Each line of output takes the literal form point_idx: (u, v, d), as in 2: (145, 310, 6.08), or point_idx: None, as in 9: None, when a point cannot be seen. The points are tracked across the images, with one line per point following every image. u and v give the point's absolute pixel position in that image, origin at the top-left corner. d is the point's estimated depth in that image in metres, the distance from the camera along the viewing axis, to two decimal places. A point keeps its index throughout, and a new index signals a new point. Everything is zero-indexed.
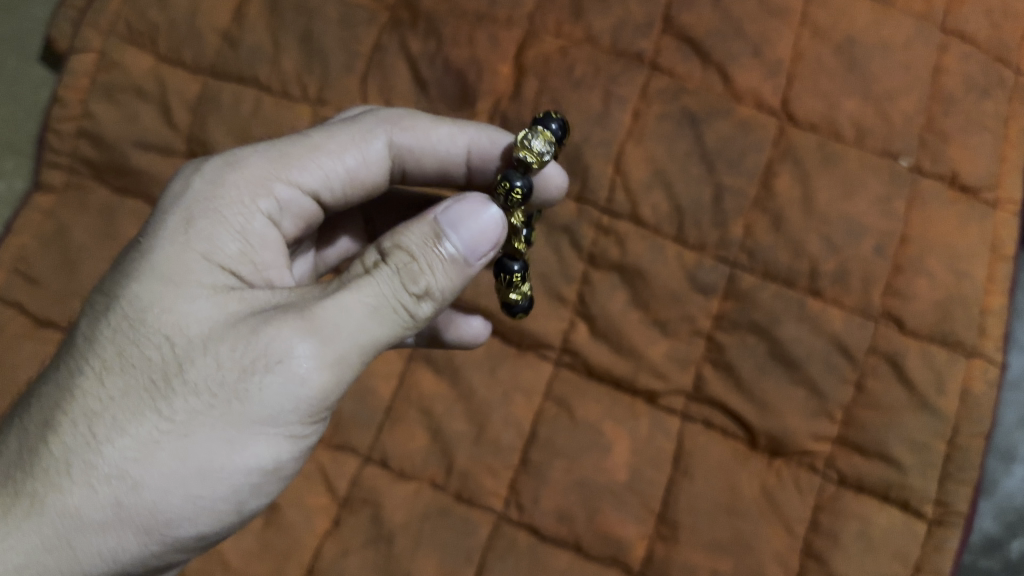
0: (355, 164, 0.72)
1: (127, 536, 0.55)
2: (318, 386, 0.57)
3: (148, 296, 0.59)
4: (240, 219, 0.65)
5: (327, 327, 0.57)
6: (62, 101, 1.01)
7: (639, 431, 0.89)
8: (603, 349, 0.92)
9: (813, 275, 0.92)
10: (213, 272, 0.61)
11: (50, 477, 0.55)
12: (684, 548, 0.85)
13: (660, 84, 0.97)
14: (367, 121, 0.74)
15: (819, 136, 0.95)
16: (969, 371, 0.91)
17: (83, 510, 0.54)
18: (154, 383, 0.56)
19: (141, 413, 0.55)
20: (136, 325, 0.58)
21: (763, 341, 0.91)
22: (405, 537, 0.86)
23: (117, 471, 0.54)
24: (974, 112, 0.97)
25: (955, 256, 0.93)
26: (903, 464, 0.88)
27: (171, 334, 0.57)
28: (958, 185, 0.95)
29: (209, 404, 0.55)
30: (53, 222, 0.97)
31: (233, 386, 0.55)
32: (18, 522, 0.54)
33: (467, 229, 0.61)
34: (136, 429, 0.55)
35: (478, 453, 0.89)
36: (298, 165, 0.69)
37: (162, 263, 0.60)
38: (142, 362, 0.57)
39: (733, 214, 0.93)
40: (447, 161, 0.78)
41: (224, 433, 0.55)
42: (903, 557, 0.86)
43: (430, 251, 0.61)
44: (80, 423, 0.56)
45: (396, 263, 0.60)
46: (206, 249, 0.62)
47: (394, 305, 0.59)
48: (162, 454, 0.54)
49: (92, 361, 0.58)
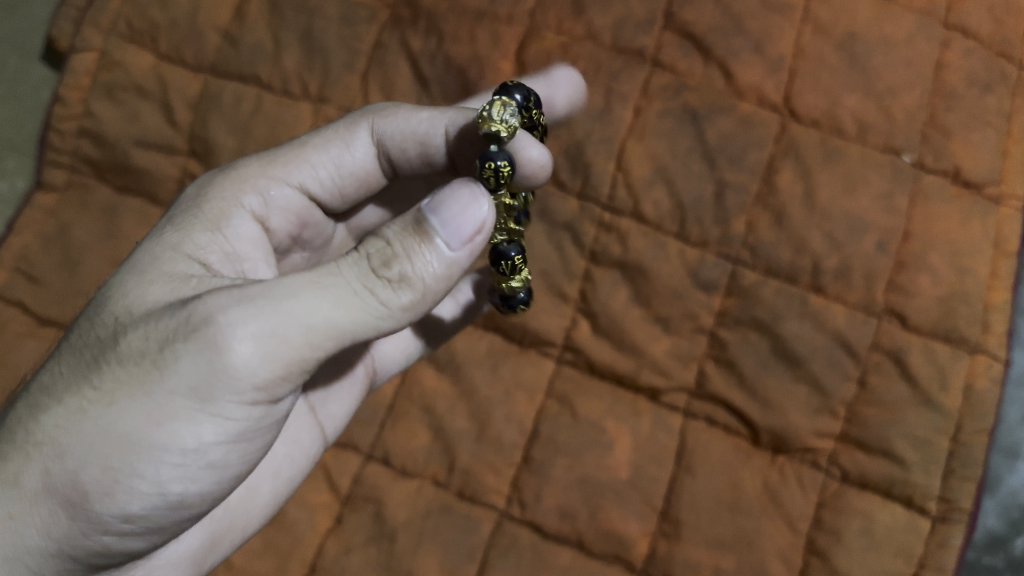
0: (336, 154, 0.76)
1: (55, 503, 0.56)
2: (240, 359, 0.54)
3: (115, 282, 0.62)
4: (218, 212, 0.69)
5: (255, 298, 0.55)
6: (63, 100, 1.01)
7: (641, 428, 0.89)
8: (605, 347, 0.92)
9: (815, 272, 0.92)
10: (181, 260, 0.63)
11: (4, 444, 0.58)
12: (686, 545, 0.85)
13: (661, 81, 0.97)
14: (349, 119, 0.77)
15: (820, 132, 0.95)
16: (972, 367, 0.91)
17: (20, 475, 0.56)
18: (96, 357, 0.57)
19: (79, 386, 0.57)
20: (100, 308, 0.61)
21: (765, 338, 0.91)
22: (407, 535, 0.86)
23: (51, 439, 0.56)
24: (976, 108, 0.97)
25: (957, 252, 0.93)
26: (907, 460, 0.88)
27: (120, 313, 0.59)
28: (961, 180, 0.95)
29: (132, 373, 0.55)
30: (54, 221, 0.97)
31: (153, 355, 0.55)
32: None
33: (450, 210, 0.59)
34: (72, 399, 0.56)
35: (480, 451, 0.89)
36: (283, 162, 0.74)
37: (133, 254, 0.64)
38: (92, 341, 0.59)
39: (735, 211, 0.93)
40: (427, 145, 0.76)
41: (141, 404, 0.54)
42: (906, 554, 0.86)
43: (400, 237, 0.59)
44: (37, 397, 0.59)
45: (365, 249, 0.58)
46: (175, 241, 0.65)
47: (349, 286, 0.57)
48: (87, 422, 0.55)
49: (64, 346, 0.61)
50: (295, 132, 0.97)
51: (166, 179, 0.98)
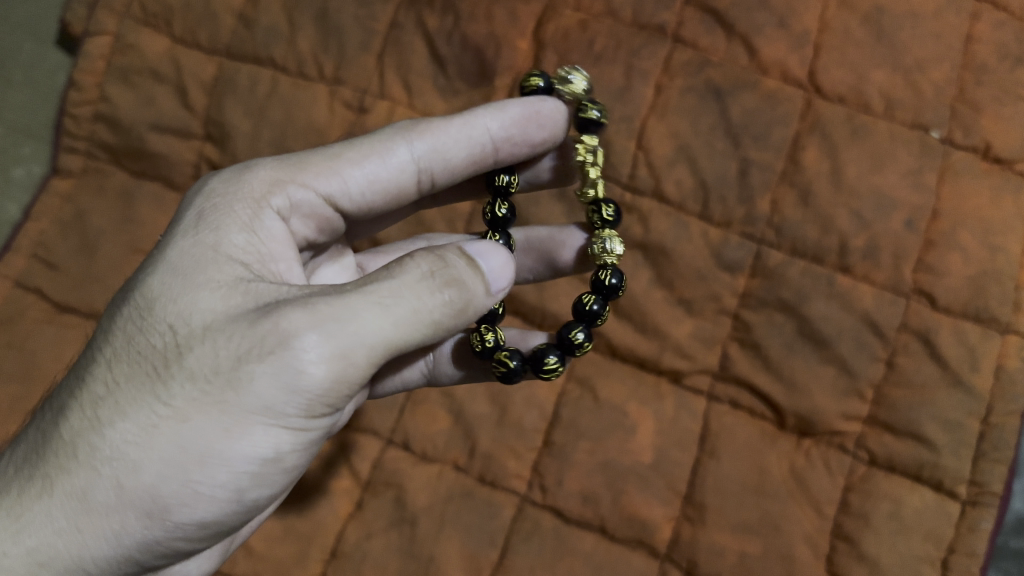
0: (374, 169, 0.70)
1: (130, 518, 0.54)
2: (318, 379, 0.54)
3: (157, 286, 0.58)
4: (250, 214, 0.63)
5: (328, 317, 0.54)
6: (77, 85, 1.00)
7: (664, 412, 0.88)
8: (627, 329, 0.90)
9: (841, 251, 0.90)
10: (220, 263, 0.59)
11: (59, 458, 0.55)
12: (711, 530, 0.84)
13: (683, 57, 0.95)
14: (385, 132, 0.71)
15: (847, 108, 0.93)
16: (1004, 347, 0.88)
17: (86, 493, 0.54)
18: (158, 370, 0.55)
19: (143, 398, 0.54)
20: (148, 312, 0.57)
21: (791, 319, 0.89)
22: (428, 520, 0.85)
23: (118, 453, 0.53)
24: (1007, 81, 0.94)
25: (987, 229, 0.90)
26: (936, 443, 0.86)
27: (175, 322, 0.56)
28: (992, 156, 0.92)
29: (207, 391, 0.53)
30: (71, 207, 0.97)
31: (230, 373, 0.53)
32: (28, 502, 0.54)
33: (492, 260, 0.62)
34: (139, 413, 0.54)
35: (501, 435, 0.88)
36: (315, 170, 0.67)
37: (170, 254, 0.59)
38: (147, 349, 0.56)
39: (759, 189, 0.91)
40: (472, 150, 0.74)
41: (218, 419, 0.53)
42: (936, 539, 0.84)
43: (457, 259, 0.60)
44: (88, 408, 0.55)
45: (425, 267, 0.58)
46: (214, 241, 0.60)
47: (408, 309, 0.56)
48: (161, 439, 0.53)
49: (107, 349, 0.57)
50: (311, 115, 0.96)
51: (182, 163, 0.97)
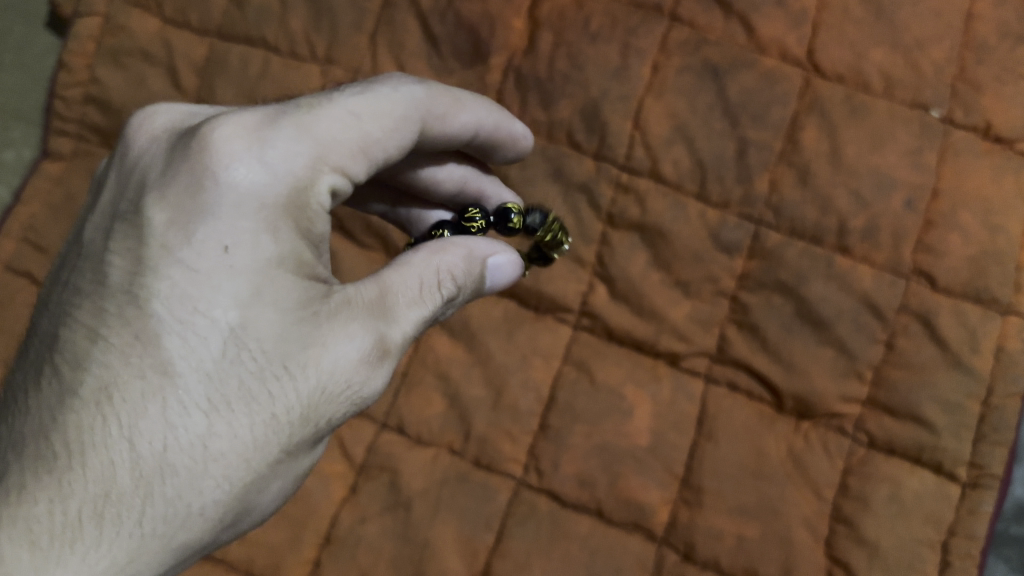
0: (397, 150, 0.63)
1: (221, 538, 0.55)
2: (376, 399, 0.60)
3: (264, 326, 0.52)
4: (314, 217, 0.56)
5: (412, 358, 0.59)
6: (67, 67, 0.99)
7: (662, 394, 0.87)
8: (623, 312, 0.89)
9: (841, 232, 0.89)
10: (316, 291, 0.55)
11: (173, 519, 0.50)
12: (708, 513, 0.83)
13: (680, 36, 0.93)
14: (408, 100, 0.63)
15: (845, 87, 0.92)
16: (1005, 329, 0.87)
17: (198, 539, 0.52)
18: (272, 418, 0.53)
19: (259, 447, 0.53)
20: (252, 353, 0.52)
21: (790, 300, 0.88)
22: (423, 504, 0.84)
23: (233, 501, 0.53)
24: (1009, 60, 0.93)
25: (988, 209, 0.89)
26: (936, 425, 0.85)
27: (287, 368, 0.53)
28: (993, 136, 0.91)
29: (312, 433, 0.55)
30: (61, 190, 0.96)
31: (333, 417, 0.56)
32: (139, 566, 0.49)
33: (500, 279, 0.67)
34: (255, 462, 0.53)
35: (496, 419, 0.87)
36: (352, 154, 0.59)
37: (265, 285, 0.52)
38: (257, 395, 0.52)
39: (757, 169, 0.90)
40: (458, 135, 0.72)
41: (307, 451, 0.57)
42: (936, 521, 0.83)
43: (478, 279, 0.65)
44: (200, 464, 0.50)
45: (456, 289, 0.63)
46: (301, 263, 0.54)
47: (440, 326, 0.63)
48: (268, 479, 0.55)
49: (206, 394, 0.51)
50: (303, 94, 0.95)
51: None
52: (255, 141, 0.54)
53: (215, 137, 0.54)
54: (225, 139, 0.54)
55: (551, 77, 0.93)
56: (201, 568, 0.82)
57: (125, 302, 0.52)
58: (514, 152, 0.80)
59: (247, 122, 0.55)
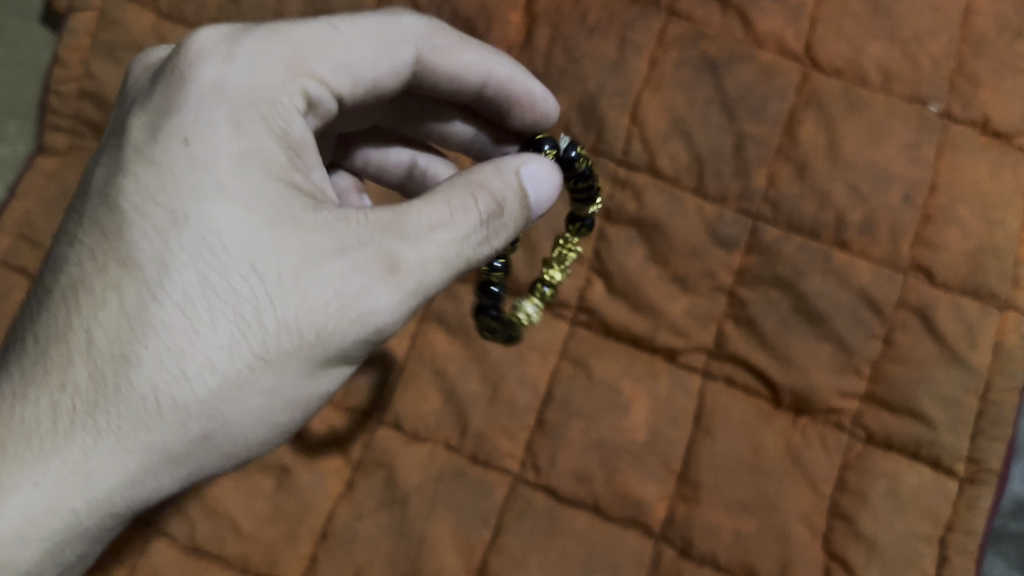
0: (379, 73, 0.65)
1: (210, 464, 0.55)
2: (392, 329, 0.58)
3: (228, 219, 0.53)
4: (282, 123, 0.58)
5: (418, 277, 0.57)
6: (62, 62, 0.98)
7: (659, 390, 0.87)
8: (620, 307, 0.89)
9: (839, 226, 0.88)
10: (288, 194, 0.56)
11: (135, 416, 0.51)
12: (706, 508, 0.83)
13: (678, 30, 0.93)
14: (398, 28, 0.66)
15: (843, 81, 0.91)
16: (1003, 323, 0.87)
17: (169, 448, 0.53)
18: (244, 318, 0.53)
19: (230, 350, 0.53)
20: (216, 249, 0.53)
21: (788, 295, 0.88)
22: (420, 499, 0.84)
23: (207, 409, 0.53)
24: (1007, 54, 0.93)
25: (986, 204, 0.89)
26: (934, 420, 0.85)
27: (256, 265, 0.53)
28: (991, 131, 0.91)
29: (298, 346, 0.54)
30: (56, 185, 0.95)
31: (320, 328, 0.55)
32: (99, 459, 0.51)
33: (541, 193, 0.65)
34: (226, 367, 0.53)
35: (492, 414, 0.86)
36: (327, 65, 0.61)
37: (229, 178, 0.54)
38: (225, 294, 0.53)
39: (755, 164, 0.90)
40: (463, 80, 0.74)
41: (305, 373, 0.56)
42: (934, 517, 0.83)
43: (514, 205, 0.62)
44: (163, 359, 0.52)
45: (488, 211, 0.60)
46: (267, 161, 0.56)
47: (470, 257, 0.60)
48: (249, 394, 0.54)
49: (170, 288, 0.52)
50: None
51: None
52: (226, 43, 0.58)
53: (192, 43, 0.58)
54: (197, 47, 0.57)
55: (549, 71, 0.93)
56: (197, 565, 0.82)
57: (98, 203, 0.55)
58: (531, 122, 0.80)
59: (218, 32, 0.58)
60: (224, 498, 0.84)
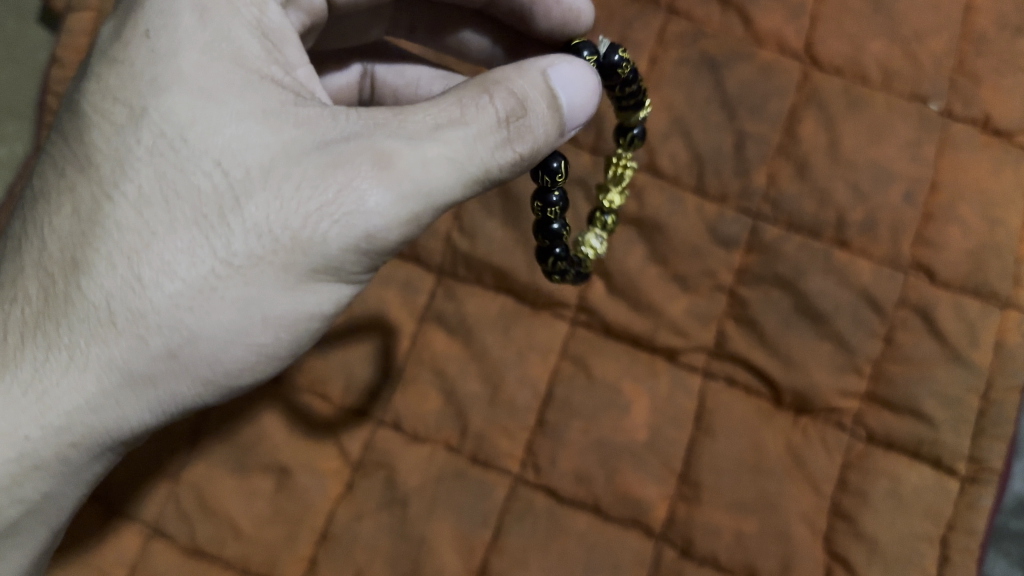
0: None
1: (184, 383, 0.57)
2: (389, 236, 0.57)
3: (188, 112, 0.54)
4: (255, 11, 0.59)
5: (415, 177, 0.55)
6: (60, 62, 0.98)
7: (659, 389, 0.86)
8: (620, 307, 0.88)
9: (839, 225, 0.88)
10: (261, 90, 0.56)
11: (91, 325, 0.54)
12: (706, 508, 0.83)
13: (678, 29, 0.93)
14: None
15: (844, 80, 0.91)
16: (1004, 322, 0.87)
17: (130, 362, 0.54)
18: (207, 217, 0.54)
19: (193, 249, 0.54)
20: (177, 147, 0.54)
21: (788, 295, 0.87)
22: (420, 500, 0.84)
23: (168, 318, 0.54)
24: (1008, 52, 0.92)
25: (987, 202, 0.89)
26: (935, 419, 0.85)
27: (220, 160, 0.54)
28: (992, 129, 0.91)
29: (269, 248, 0.54)
30: None
31: (296, 229, 0.54)
32: (58, 373, 0.54)
33: (575, 94, 0.60)
34: (188, 271, 0.54)
35: (492, 415, 0.86)
36: None
37: (191, 70, 0.55)
38: (187, 191, 0.54)
39: (755, 162, 0.89)
40: None
41: (287, 285, 0.56)
42: (935, 517, 0.83)
43: (541, 103, 0.59)
44: (119, 262, 0.53)
45: (505, 109, 0.57)
46: (235, 52, 0.57)
47: (480, 160, 0.57)
48: (220, 300, 0.55)
49: (126, 188, 0.54)
50: None
51: None
52: None
53: None
54: None
55: None
56: (197, 566, 0.82)
57: (67, 112, 0.57)
58: (561, 24, 0.76)
59: None
60: (224, 499, 0.84)
